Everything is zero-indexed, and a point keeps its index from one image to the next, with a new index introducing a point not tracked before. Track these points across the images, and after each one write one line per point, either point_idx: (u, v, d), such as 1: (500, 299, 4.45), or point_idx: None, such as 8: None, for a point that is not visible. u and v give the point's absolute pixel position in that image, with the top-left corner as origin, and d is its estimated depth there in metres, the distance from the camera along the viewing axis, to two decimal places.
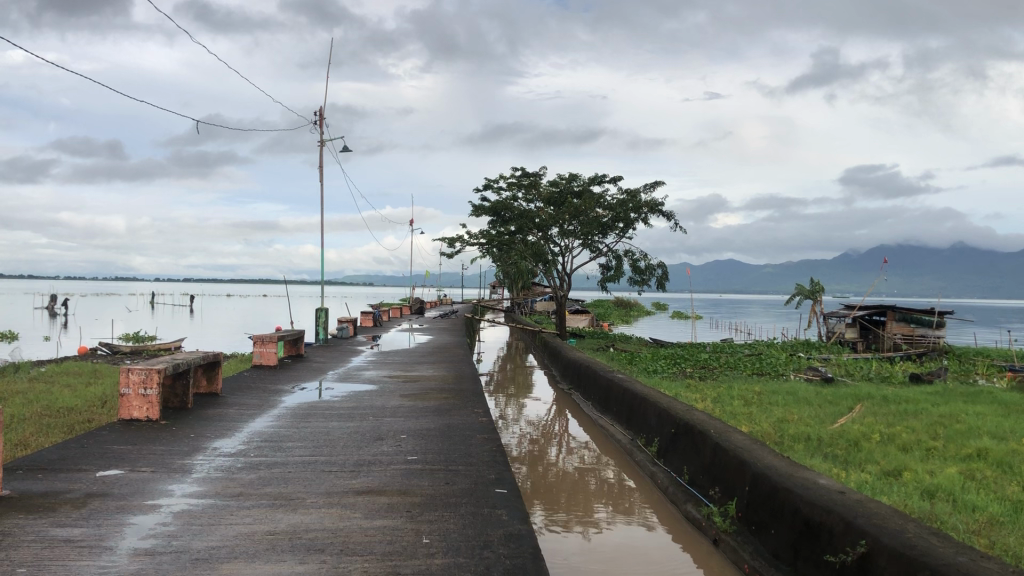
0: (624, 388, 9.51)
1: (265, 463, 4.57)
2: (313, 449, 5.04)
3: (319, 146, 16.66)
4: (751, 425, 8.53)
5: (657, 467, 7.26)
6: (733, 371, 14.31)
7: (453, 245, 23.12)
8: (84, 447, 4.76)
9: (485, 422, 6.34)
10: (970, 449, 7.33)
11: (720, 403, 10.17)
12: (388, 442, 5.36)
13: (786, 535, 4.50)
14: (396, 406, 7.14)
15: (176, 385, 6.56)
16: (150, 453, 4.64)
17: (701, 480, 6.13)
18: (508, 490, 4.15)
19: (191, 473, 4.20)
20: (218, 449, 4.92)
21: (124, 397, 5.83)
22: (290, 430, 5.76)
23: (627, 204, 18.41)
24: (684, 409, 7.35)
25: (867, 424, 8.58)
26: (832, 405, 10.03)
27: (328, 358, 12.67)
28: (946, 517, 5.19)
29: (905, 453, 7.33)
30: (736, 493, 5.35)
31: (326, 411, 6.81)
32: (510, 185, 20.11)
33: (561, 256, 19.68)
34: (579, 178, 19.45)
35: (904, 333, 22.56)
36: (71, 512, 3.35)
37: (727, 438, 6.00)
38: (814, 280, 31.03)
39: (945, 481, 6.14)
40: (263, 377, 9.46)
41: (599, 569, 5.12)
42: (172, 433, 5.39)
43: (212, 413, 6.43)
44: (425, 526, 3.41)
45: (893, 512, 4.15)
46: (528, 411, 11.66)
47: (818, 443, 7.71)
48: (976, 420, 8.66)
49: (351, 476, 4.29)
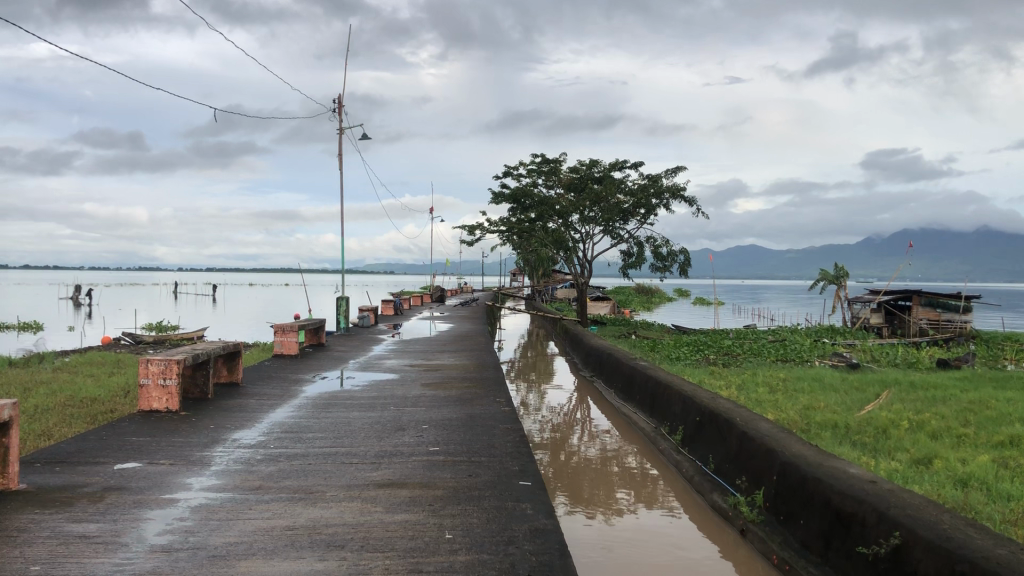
0: (648, 375, 9.41)
1: (286, 454, 4.51)
2: (334, 440, 4.97)
3: (339, 134, 16.53)
4: (777, 413, 8.39)
5: (681, 455, 7.14)
6: (757, 358, 14.17)
7: (474, 232, 23.04)
8: (103, 439, 4.71)
9: (509, 411, 6.25)
10: (1001, 436, 7.17)
11: (745, 390, 10.03)
12: (410, 433, 5.28)
13: (816, 525, 4.39)
14: (417, 395, 7.08)
15: (197, 375, 6.53)
16: (169, 445, 4.57)
17: (727, 468, 6.01)
18: (532, 482, 4.06)
19: (211, 465, 4.14)
20: (238, 440, 4.86)
21: (144, 388, 5.78)
22: (312, 421, 5.69)
23: (649, 189, 18.23)
24: (709, 396, 7.22)
25: (895, 410, 8.41)
26: (860, 391, 9.87)
27: (350, 347, 12.62)
28: (981, 506, 5.05)
29: (935, 440, 7.18)
30: (764, 482, 5.24)
31: (347, 401, 6.75)
32: (530, 172, 19.96)
33: (582, 243, 19.54)
34: (599, 163, 19.26)
35: (931, 319, 22.25)
36: (89, 506, 3.29)
37: (752, 426, 5.88)
38: (839, 266, 30.27)
39: (978, 470, 5.98)
40: (285, 367, 9.41)
41: (619, 557, 5.03)
42: (192, 423, 5.33)
43: (233, 403, 6.38)
44: (448, 521, 3.33)
45: (928, 502, 4.03)
46: (550, 398, 11.57)
47: (845, 431, 7.57)
48: (1007, 407, 8.49)
49: (372, 468, 4.21)
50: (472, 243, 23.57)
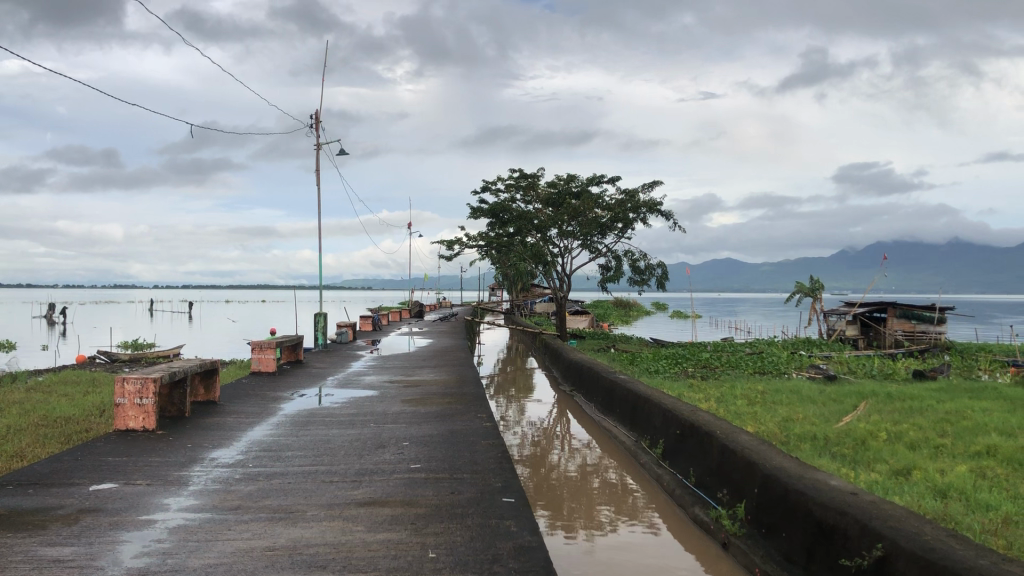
0: (627, 388, 9.40)
1: (265, 473, 4.45)
2: (313, 458, 4.92)
3: (316, 149, 16.47)
4: (757, 425, 8.41)
5: (662, 469, 7.13)
6: (734, 370, 14.23)
7: (452, 246, 23.01)
8: (77, 459, 4.64)
9: (490, 427, 6.22)
10: (978, 446, 7.22)
11: (724, 403, 10.05)
12: (390, 449, 5.25)
13: (799, 538, 4.38)
14: (398, 412, 7.04)
15: (174, 393, 6.45)
16: (145, 465, 4.51)
17: (708, 482, 6.01)
18: (515, 499, 4.03)
19: (188, 485, 4.08)
20: (216, 459, 4.80)
21: (120, 407, 5.70)
22: (290, 439, 5.64)
23: (626, 203, 18.30)
24: (689, 409, 7.23)
25: (873, 421, 8.47)
26: (838, 403, 9.92)
27: (328, 363, 12.54)
28: (960, 516, 5.07)
29: (914, 451, 7.22)
30: (745, 495, 5.24)
31: (326, 418, 6.69)
32: (508, 187, 19.98)
33: (560, 257, 19.55)
34: (577, 178, 19.30)
35: (905, 330, 22.43)
36: (63, 529, 3.23)
37: (733, 438, 5.88)
38: (815, 278, 30.49)
39: (957, 479, 6.01)
40: (263, 384, 9.33)
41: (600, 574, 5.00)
42: (169, 442, 5.27)
43: (210, 421, 6.31)
44: (431, 539, 3.29)
45: (909, 514, 4.03)
46: (530, 413, 11.54)
47: (825, 443, 7.60)
48: (982, 417, 8.56)
49: (353, 487, 4.17)
50: (450, 258, 23.55)
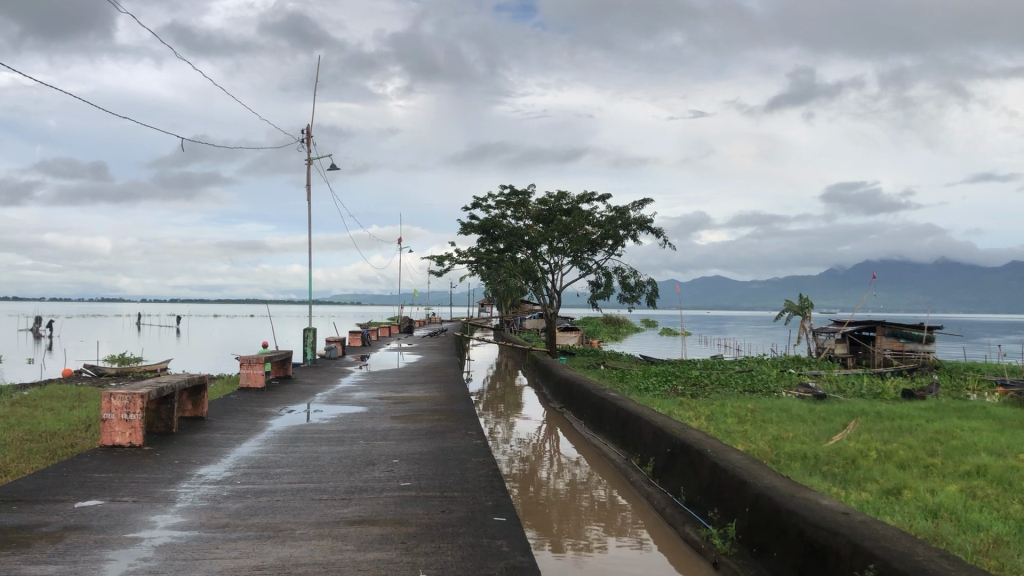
0: (617, 406, 9.37)
1: (253, 490, 4.40)
2: (302, 475, 4.87)
3: (307, 164, 16.41)
4: (747, 444, 8.39)
5: (652, 487, 7.09)
6: (724, 388, 14.22)
7: (442, 263, 22.98)
8: (63, 475, 4.58)
9: (480, 444, 6.18)
10: (968, 466, 7.22)
11: (714, 421, 10.04)
12: (380, 467, 5.20)
13: (790, 558, 4.36)
14: (387, 429, 6.99)
15: (161, 409, 6.38)
16: (132, 481, 4.45)
17: (698, 501, 5.97)
18: (507, 518, 3.99)
19: (176, 502, 4.02)
20: (203, 476, 4.74)
21: (106, 423, 5.64)
22: (279, 455, 5.59)
23: (617, 220, 18.32)
24: (680, 427, 7.20)
25: (863, 440, 8.46)
26: (827, 422, 9.91)
27: (317, 379, 12.47)
28: (951, 536, 5.06)
29: (904, 470, 7.22)
30: (736, 514, 5.21)
31: (314, 435, 6.63)
32: (498, 204, 19.98)
33: (550, 273, 19.54)
34: (567, 196, 19.31)
35: (894, 348, 22.46)
36: (47, 547, 3.17)
37: (724, 457, 5.86)
38: (804, 296, 30.56)
39: (948, 500, 6.00)
40: (251, 399, 9.26)
41: None
42: (156, 459, 5.21)
43: (197, 437, 6.24)
44: (422, 559, 3.26)
45: (901, 534, 4.02)
46: (519, 429, 11.49)
47: (815, 461, 7.59)
48: (971, 436, 8.58)
49: (343, 505, 4.12)
50: (440, 273, 23.51)
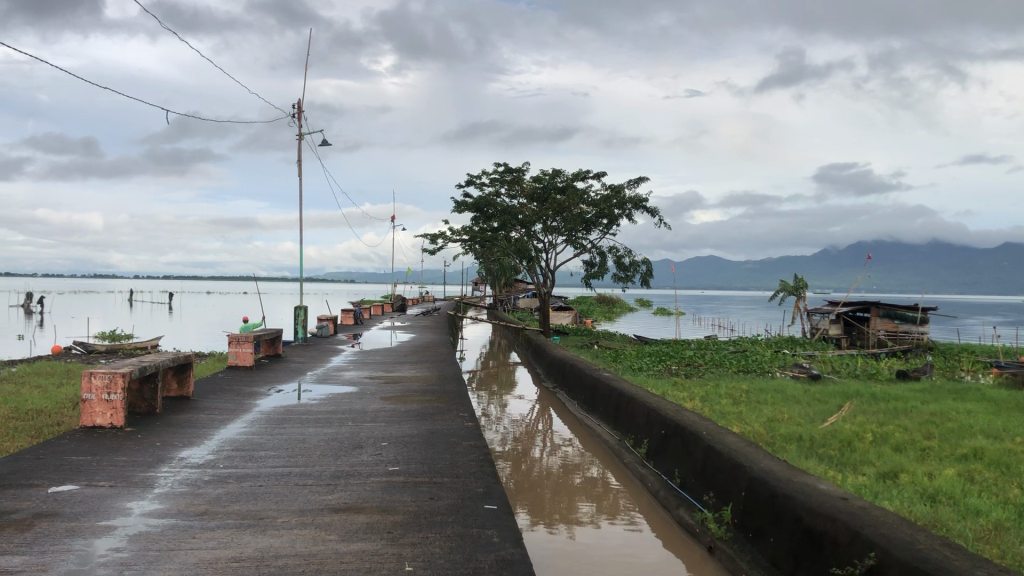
0: (610, 387, 9.23)
1: (235, 475, 4.26)
2: (287, 459, 4.73)
3: (299, 139, 16.16)
4: (741, 425, 8.28)
5: (645, 469, 6.97)
6: (718, 369, 14.14)
7: (437, 241, 22.80)
8: (38, 458, 4.41)
9: (472, 427, 6.04)
10: (964, 448, 7.11)
11: (709, 402, 9.93)
12: (368, 451, 5.05)
13: (786, 544, 4.24)
14: (377, 410, 6.84)
15: (144, 389, 6.23)
16: (110, 465, 4.30)
17: (693, 483, 5.85)
18: (498, 506, 3.86)
19: (153, 487, 3.88)
20: (185, 459, 4.60)
21: (87, 403, 5.48)
22: (264, 437, 5.44)
23: (612, 199, 18.15)
24: (674, 408, 7.07)
25: (858, 422, 8.35)
26: (821, 403, 9.82)
27: (307, 358, 12.30)
28: (951, 523, 4.92)
29: (900, 453, 7.11)
30: (731, 498, 5.09)
31: (302, 416, 6.49)
32: (492, 181, 19.76)
33: (544, 252, 19.38)
34: (562, 173, 19.10)
35: (888, 329, 22.33)
36: (14, 536, 3.03)
37: (719, 439, 5.72)
38: (798, 277, 30.43)
39: (945, 483, 5.89)
40: (238, 378, 9.12)
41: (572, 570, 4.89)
42: (136, 440, 5.06)
43: (182, 417, 6.10)
44: (408, 550, 3.12)
45: (901, 521, 3.89)
46: (512, 409, 11.37)
47: (810, 444, 7.47)
48: (967, 419, 8.46)
49: (328, 491, 3.98)
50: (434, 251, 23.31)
